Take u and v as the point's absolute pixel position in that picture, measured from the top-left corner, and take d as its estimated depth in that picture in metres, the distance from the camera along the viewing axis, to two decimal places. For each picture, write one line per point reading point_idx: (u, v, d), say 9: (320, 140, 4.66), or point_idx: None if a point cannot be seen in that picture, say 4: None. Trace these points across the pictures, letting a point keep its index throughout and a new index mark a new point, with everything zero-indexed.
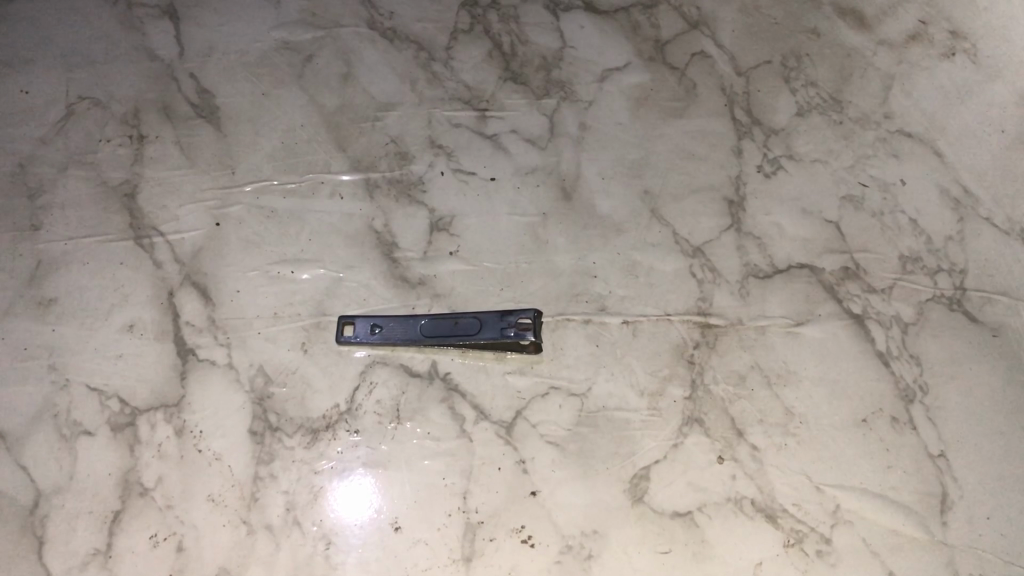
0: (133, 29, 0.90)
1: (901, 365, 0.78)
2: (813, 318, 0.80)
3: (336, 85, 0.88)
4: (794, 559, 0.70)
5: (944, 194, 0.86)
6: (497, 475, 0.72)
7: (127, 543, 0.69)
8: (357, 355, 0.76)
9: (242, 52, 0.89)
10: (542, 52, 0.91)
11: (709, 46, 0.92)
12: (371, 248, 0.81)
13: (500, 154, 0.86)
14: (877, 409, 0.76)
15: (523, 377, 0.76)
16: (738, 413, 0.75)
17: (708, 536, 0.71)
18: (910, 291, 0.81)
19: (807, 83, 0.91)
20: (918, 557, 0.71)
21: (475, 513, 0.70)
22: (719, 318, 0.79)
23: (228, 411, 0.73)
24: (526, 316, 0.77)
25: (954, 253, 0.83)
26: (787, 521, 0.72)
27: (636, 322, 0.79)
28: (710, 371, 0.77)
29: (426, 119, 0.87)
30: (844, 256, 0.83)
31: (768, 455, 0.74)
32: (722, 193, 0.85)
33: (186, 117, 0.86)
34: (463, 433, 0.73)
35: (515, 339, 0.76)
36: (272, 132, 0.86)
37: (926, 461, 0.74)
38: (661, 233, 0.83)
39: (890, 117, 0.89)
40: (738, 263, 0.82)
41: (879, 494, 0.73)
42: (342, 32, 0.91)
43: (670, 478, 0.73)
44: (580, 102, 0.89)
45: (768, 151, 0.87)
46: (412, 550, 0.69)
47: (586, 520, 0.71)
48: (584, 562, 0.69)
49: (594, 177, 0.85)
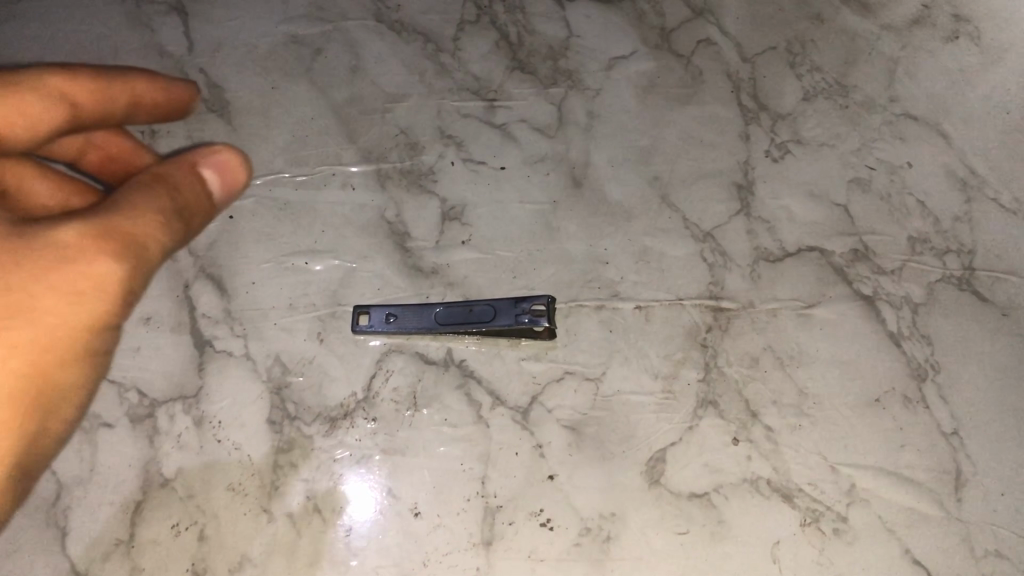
0: (143, 26, 0.91)
1: (912, 345, 0.79)
2: (825, 300, 0.80)
3: (345, 78, 0.89)
4: (811, 538, 0.71)
5: (951, 175, 0.86)
6: (515, 460, 0.73)
7: (150, 533, 0.69)
8: (373, 344, 0.77)
9: (250, 48, 0.90)
10: (549, 41, 0.91)
11: (714, 33, 0.93)
12: (384, 237, 0.82)
13: (509, 143, 0.86)
14: (889, 388, 0.77)
15: (538, 363, 0.77)
16: (751, 394, 0.76)
17: (726, 517, 0.71)
18: (919, 272, 0.82)
19: (812, 69, 0.92)
20: (933, 533, 0.71)
21: (494, 498, 0.71)
22: (731, 301, 0.80)
23: (246, 401, 0.74)
24: (540, 301, 0.77)
25: (962, 233, 0.84)
26: (802, 500, 0.72)
27: (649, 306, 0.79)
28: (723, 354, 0.77)
29: (435, 109, 0.88)
30: (854, 238, 0.83)
31: (782, 436, 0.74)
32: (731, 178, 0.86)
33: (197, 112, 0.87)
34: (479, 419, 0.74)
35: (528, 324, 0.75)
36: (282, 125, 0.87)
37: (940, 439, 0.75)
38: (671, 219, 0.83)
39: (896, 101, 0.90)
40: (748, 247, 0.82)
41: (893, 472, 0.74)
42: (349, 25, 0.91)
43: (686, 460, 0.73)
44: (588, 90, 0.89)
45: (776, 136, 0.88)
46: (432, 535, 0.70)
47: (603, 502, 0.71)
48: (603, 545, 0.70)
49: (603, 164, 0.86)
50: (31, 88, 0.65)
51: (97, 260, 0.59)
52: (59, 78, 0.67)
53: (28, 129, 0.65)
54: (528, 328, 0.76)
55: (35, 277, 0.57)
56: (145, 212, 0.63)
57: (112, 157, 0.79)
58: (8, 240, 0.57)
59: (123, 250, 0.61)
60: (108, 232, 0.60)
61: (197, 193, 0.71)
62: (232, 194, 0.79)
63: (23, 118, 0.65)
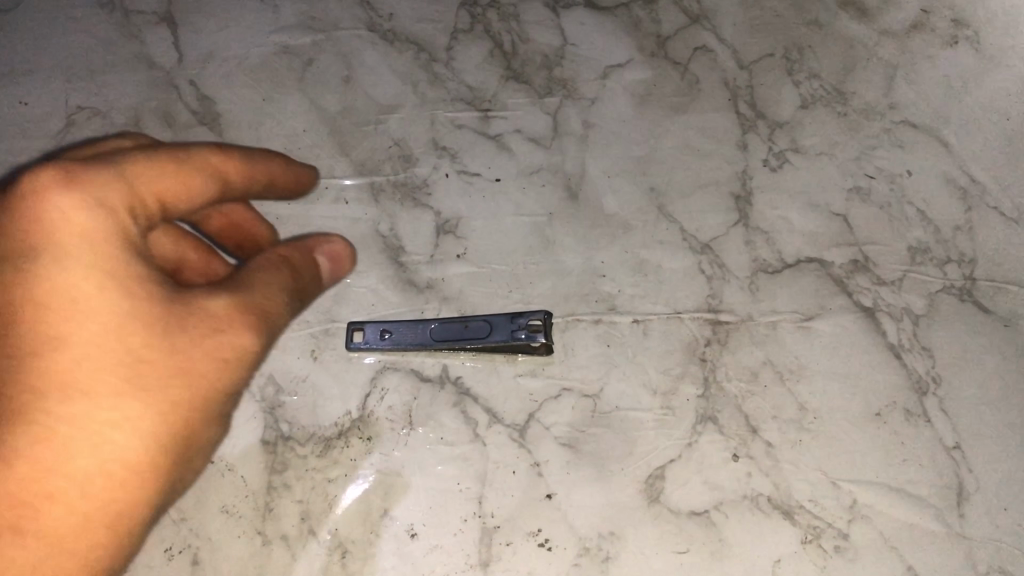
0: (132, 37, 0.90)
1: (913, 358, 0.78)
2: (824, 312, 0.79)
3: (337, 89, 0.88)
4: (812, 555, 0.70)
5: (951, 184, 0.85)
6: (512, 478, 0.72)
7: (144, 558, 0.70)
8: (367, 360, 0.76)
9: (241, 59, 0.89)
10: (543, 50, 0.90)
11: (711, 40, 0.91)
12: (378, 252, 0.81)
13: (504, 154, 0.85)
14: (890, 401, 0.76)
15: (535, 379, 0.76)
16: (751, 410, 0.75)
17: (726, 535, 0.71)
18: (920, 282, 0.81)
19: (811, 75, 0.90)
20: (936, 550, 0.71)
21: (491, 518, 0.71)
22: (730, 315, 0.79)
23: (240, 421, 0.74)
24: (536, 316, 0.76)
25: (963, 243, 0.83)
26: (804, 517, 0.72)
27: (647, 320, 0.78)
28: (722, 368, 0.77)
29: (428, 121, 0.86)
30: (854, 249, 0.82)
31: (783, 451, 0.74)
32: (729, 188, 0.84)
33: (188, 125, 0.86)
34: (476, 437, 0.74)
35: (524, 341, 0.75)
36: (274, 138, 0.86)
37: (941, 453, 0.74)
38: (669, 230, 0.82)
39: (895, 107, 0.88)
40: (747, 259, 0.81)
41: (895, 487, 0.73)
42: (340, 34, 0.90)
43: (686, 477, 0.73)
44: (583, 99, 0.88)
45: (774, 145, 0.87)
46: (429, 556, 0.70)
47: (602, 522, 0.71)
48: (602, 565, 0.70)
49: (599, 175, 0.85)
50: (204, 157, 0.64)
51: (245, 333, 0.62)
52: (225, 149, 0.67)
53: (185, 199, 0.63)
54: (525, 344, 0.75)
55: (192, 341, 0.59)
56: (276, 291, 0.65)
57: (234, 225, 0.76)
58: (173, 305, 0.59)
59: (261, 327, 0.63)
60: (251, 307, 0.63)
61: (315, 272, 0.72)
62: (337, 279, 0.78)
63: (178, 194, 0.62)
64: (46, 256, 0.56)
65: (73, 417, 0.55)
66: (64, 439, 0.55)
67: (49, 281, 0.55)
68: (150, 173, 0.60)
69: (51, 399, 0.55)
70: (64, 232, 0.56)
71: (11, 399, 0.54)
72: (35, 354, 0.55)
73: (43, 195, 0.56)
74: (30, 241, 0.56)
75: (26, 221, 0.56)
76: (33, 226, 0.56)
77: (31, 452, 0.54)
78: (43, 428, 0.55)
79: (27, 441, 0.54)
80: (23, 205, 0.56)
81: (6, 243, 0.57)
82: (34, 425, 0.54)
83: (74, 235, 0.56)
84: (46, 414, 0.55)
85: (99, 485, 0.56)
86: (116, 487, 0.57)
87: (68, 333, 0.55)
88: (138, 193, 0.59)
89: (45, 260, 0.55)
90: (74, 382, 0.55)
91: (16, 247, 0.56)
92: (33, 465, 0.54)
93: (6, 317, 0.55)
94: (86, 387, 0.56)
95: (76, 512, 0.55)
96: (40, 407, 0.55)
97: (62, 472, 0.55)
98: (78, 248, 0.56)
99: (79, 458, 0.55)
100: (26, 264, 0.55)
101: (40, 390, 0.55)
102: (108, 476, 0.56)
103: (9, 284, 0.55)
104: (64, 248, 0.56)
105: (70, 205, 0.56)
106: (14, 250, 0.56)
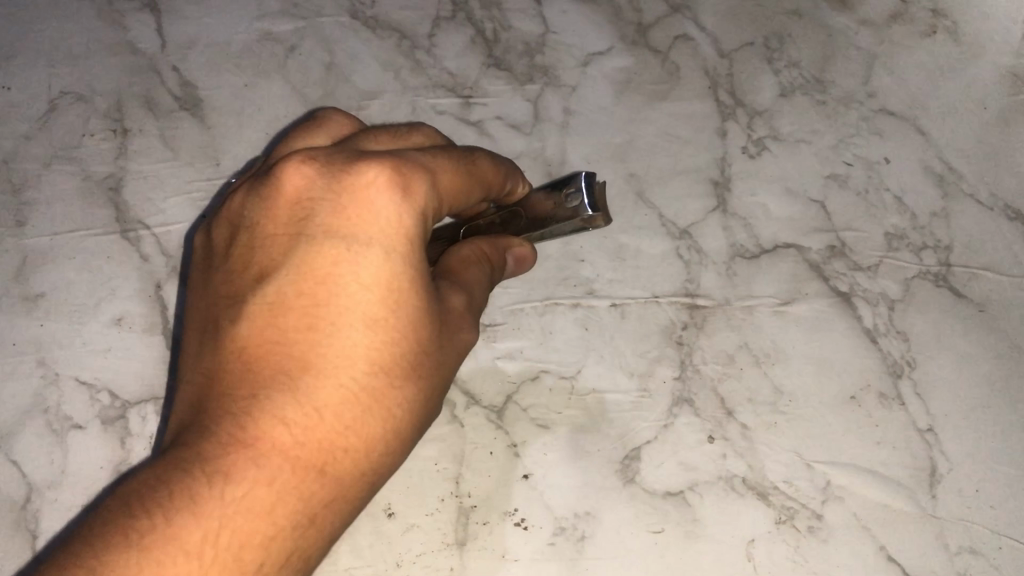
0: (114, 22, 0.90)
1: (889, 342, 0.79)
2: (801, 297, 0.80)
3: (320, 77, 0.88)
4: (786, 535, 0.72)
5: (927, 170, 0.86)
6: (489, 459, 0.74)
7: None
8: None
9: (224, 44, 0.89)
10: (524, 37, 0.90)
11: (691, 29, 0.91)
12: None
13: (484, 140, 0.86)
14: (864, 385, 0.77)
15: (513, 362, 0.77)
16: (727, 392, 0.76)
17: (701, 515, 0.72)
18: (896, 268, 0.82)
19: (790, 64, 0.90)
20: (909, 533, 0.72)
21: (468, 498, 0.73)
22: (706, 299, 0.79)
23: None
24: (579, 185, 0.67)
25: (939, 229, 0.83)
26: (777, 498, 0.73)
27: (625, 304, 0.79)
28: (700, 352, 0.77)
29: (409, 107, 0.87)
30: (830, 235, 0.83)
31: (758, 433, 0.75)
32: (707, 174, 0.85)
33: (170, 110, 0.86)
34: (454, 419, 0.75)
35: (561, 194, 0.69)
36: (256, 123, 0.86)
37: (915, 437, 0.75)
38: (647, 216, 0.83)
39: (873, 96, 0.89)
40: (724, 244, 0.82)
41: (868, 469, 0.74)
42: (323, 22, 0.90)
43: (661, 458, 0.74)
44: (564, 86, 0.89)
45: (753, 133, 0.87)
46: (405, 535, 0.72)
47: (578, 501, 0.73)
48: (579, 544, 0.72)
49: (579, 161, 0.85)
50: (480, 163, 0.63)
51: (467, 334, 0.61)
52: (499, 166, 0.66)
53: (460, 197, 0.61)
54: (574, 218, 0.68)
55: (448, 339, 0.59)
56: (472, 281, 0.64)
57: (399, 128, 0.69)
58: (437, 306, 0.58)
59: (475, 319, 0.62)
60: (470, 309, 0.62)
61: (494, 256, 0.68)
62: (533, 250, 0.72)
63: (456, 196, 0.61)
64: (371, 242, 0.54)
65: (376, 388, 0.55)
66: (366, 405, 0.54)
67: (374, 260, 0.54)
68: (443, 181, 0.59)
69: (359, 367, 0.54)
70: (384, 224, 0.54)
71: (324, 354, 0.54)
72: (354, 324, 0.54)
73: (369, 183, 0.55)
74: (346, 219, 0.55)
75: (349, 201, 0.55)
76: (355, 208, 0.55)
77: (337, 408, 0.54)
78: (352, 389, 0.54)
79: (330, 402, 0.54)
80: (351, 185, 0.55)
81: (325, 217, 0.55)
82: (343, 384, 0.54)
83: (390, 228, 0.54)
84: (354, 377, 0.54)
85: (372, 456, 0.55)
86: (386, 458, 0.56)
87: (381, 315, 0.54)
88: (433, 194, 0.57)
89: (372, 245, 0.54)
90: (382, 357, 0.55)
91: (331, 223, 0.55)
92: (338, 423, 0.54)
93: (323, 281, 0.54)
94: (388, 364, 0.55)
95: (356, 469, 0.55)
96: (348, 370, 0.54)
97: (361, 437, 0.54)
98: (398, 241, 0.54)
99: (378, 427, 0.55)
100: (346, 244, 0.55)
101: (352, 354, 0.54)
102: (379, 450, 0.55)
103: (326, 255, 0.55)
104: (386, 240, 0.54)
105: (395, 197, 0.55)
106: (328, 227, 0.55)
